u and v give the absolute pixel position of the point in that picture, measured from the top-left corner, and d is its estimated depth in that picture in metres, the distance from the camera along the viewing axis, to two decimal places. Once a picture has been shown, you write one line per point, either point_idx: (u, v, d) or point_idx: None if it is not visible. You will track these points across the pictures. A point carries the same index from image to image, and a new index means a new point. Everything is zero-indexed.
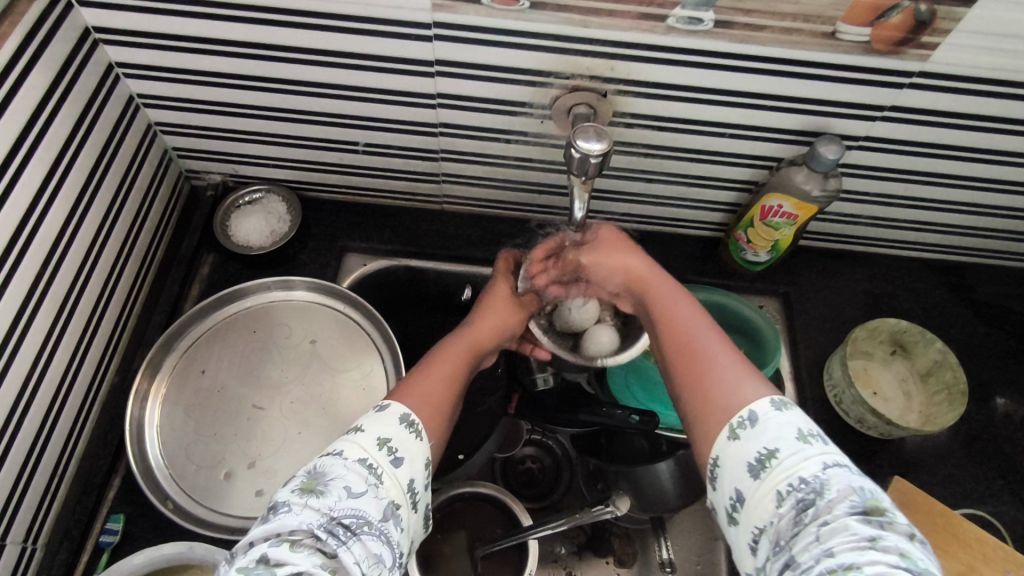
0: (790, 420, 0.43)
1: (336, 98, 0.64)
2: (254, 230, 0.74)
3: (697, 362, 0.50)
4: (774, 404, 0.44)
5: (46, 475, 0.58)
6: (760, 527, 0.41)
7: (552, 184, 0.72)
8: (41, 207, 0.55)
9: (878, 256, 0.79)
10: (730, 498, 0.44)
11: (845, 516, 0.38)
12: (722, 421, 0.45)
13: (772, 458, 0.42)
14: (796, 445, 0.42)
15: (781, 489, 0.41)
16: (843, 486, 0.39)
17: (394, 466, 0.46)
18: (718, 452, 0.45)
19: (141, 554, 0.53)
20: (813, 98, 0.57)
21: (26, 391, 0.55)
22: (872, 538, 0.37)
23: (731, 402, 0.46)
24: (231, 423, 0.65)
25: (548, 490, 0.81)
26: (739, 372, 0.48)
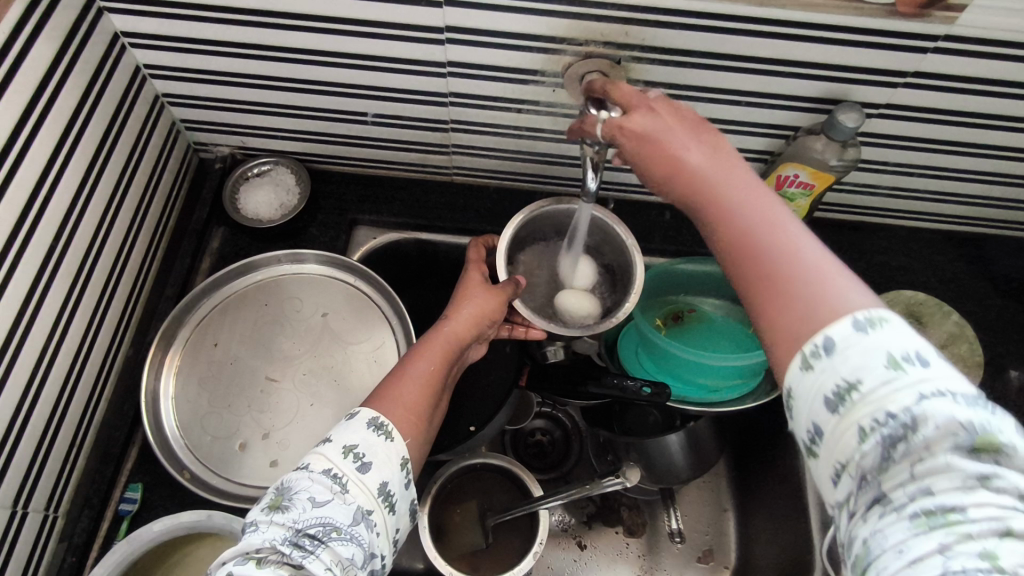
0: (874, 341, 0.34)
1: (344, 67, 0.62)
2: (264, 203, 0.74)
3: (761, 274, 0.39)
4: (856, 324, 0.35)
5: (66, 445, 0.59)
6: (840, 463, 0.35)
7: (563, 154, 0.71)
8: (51, 179, 0.54)
9: (894, 228, 0.78)
10: (806, 429, 0.37)
11: (946, 454, 0.32)
12: (795, 350, 0.37)
13: (854, 389, 0.34)
14: (884, 374, 0.33)
15: (865, 425, 0.34)
16: (945, 417, 0.32)
17: (361, 473, 0.44)
18: (791, 385, 0.37)
19: (161, 521, 0.55)
20: (833, 64, 0.56)
21: (43, 364, 0.55)
22: (981, 477, 0.31)
23: (807, 325, 0.36)
24: (244, 395, 0.65)
25: (559, 461, 0.82)
26: (824, 284, 0.36)
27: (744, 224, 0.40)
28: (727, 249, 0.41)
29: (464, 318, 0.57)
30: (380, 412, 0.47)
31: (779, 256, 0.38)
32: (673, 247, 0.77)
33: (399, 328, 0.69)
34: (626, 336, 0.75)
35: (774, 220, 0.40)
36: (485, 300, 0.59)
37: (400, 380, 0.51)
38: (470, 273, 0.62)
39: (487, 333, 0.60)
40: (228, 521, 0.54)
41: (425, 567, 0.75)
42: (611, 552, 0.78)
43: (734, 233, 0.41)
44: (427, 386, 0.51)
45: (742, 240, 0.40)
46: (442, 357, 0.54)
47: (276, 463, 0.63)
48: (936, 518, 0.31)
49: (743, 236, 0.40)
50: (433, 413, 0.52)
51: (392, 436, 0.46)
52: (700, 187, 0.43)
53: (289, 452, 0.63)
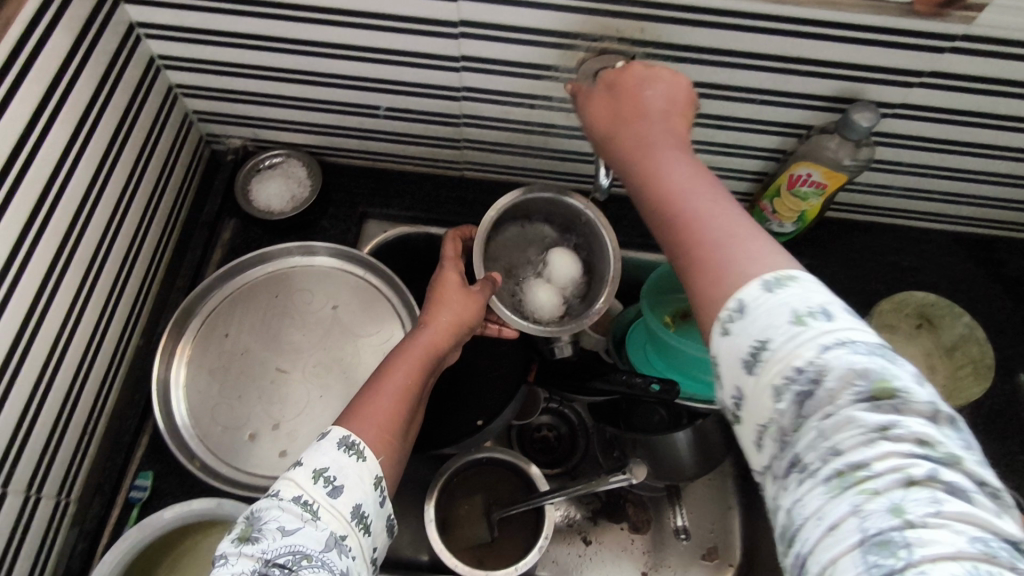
0: (783, 300, 0.34)
1: (358, 60, 0.63)
2: (275, 195, 0.74)
3: (688, 233, 0.38)
4: (766, 285, 0.34)
5: (78, 432, 0.60)
6: (761, 425, 0.34)
7: (574, 150, 0.71)
8: (67, 167, 0.55)
9: (905, 229, 0.77)
10: (732, 395, 0.36)
11: (850, 407, 0.31)
12: (713, 306, 0.36)
13: (765, 350, 0.33)
14: (790, 330, 0.33)
15: (777, 384, 0.33)
16: (843, 368, 0.31)
17: (332, 498, 0.43)
18: (714, 351, 0.36)
19: (172, 508, 0.55)
20: (849, 62, 0.55)
21: (56, 352, 0.56)
22: (882, 427, 0.30)
23: (727, 284, 0.35)
24: (254, 385, 0.66)
25: (565, 457, 0.82)
26: (747, 244, 0.36)
27: (677, 187, 0.40)
28: (659, 212, 0.40)
29: (442, 326, 0.57)
30: (351, 431, 0.47)
31: (705, 217, 0.38)
32: None
33: (409, 322, 0.69)
34: (634, 333, 0.75)
35: (707, 188, 0.40)
36: (461, 304, 0.59)
37: (372, 396, 0.51)
38: (447, 265, 0.61)
39: (466, 339, 0.60)
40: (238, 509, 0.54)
41: (431, 560, 0.76)
42: (616, 548, 0.78)
43: (665, 196, 0.40)
44: (400, 398, 0.51)
45: (670, 203, 0.40)
46: (414, 368, 0.54)
47: (285, 453, 0.63)
48: (847, 479, 0.30)
49: (676, 197, 0.40)
50: (407, 425, 0.52)
51: (364, 455, 0.46)
52: (650, 153, 0.43)
53: (298, 443, 0.63)
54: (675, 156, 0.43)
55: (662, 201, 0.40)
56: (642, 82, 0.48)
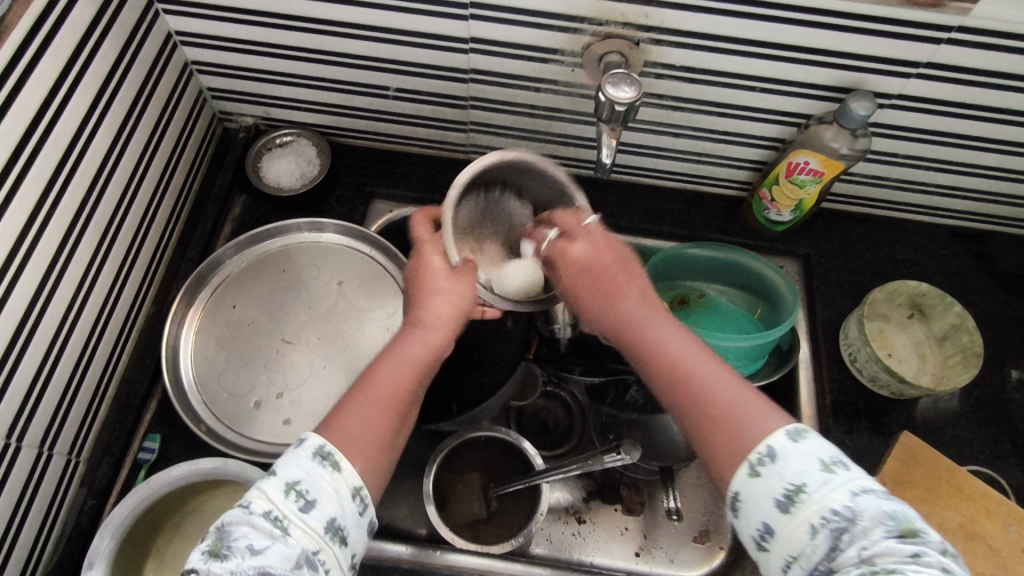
0: (809, 450, 0.42)
1: (370, 40, 0.64)
2: (285, 172, 0.76)
3: (704, 408, 0.48)
4: (790, 435, 0.43)
5: (89, 394, 0.62)
6: (792, 556, 0.41)
7: (578, 136, 0.73)
8: (85, 136, 0.57)
9: (901, 222, 0.79)
10: (757, 529, 0.43)
11: (882, 539, 0.38)
12: (741, 460, 0.44)
13: (801, 493, 0.41)
14: (822, 477, 0.41)
15: (814, 522, 0.40)
16: (875, 509, 0.39)
17: (303, 512, 0.43)
18: (739, 490, 0.44)
19: (179, 466, 0.56)
20: (847, 52, 0.57)
21: (70, 313, 0.58)
22: (914, 556, 0.38)
23: (744, 443, 0.44)
24: (260, 355, 0.68)
25: (561, 440, 0.83)
26: (754, 404, 0.46)
27: (686, 357, 0.50)
28: (670, 381, 0.50)
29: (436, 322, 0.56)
30: (329, 441, 0.47)
31: (713, 386, 0.48)
32: (683, 231, 0.79)
33: None
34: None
35: (709, 361, 0.50)
36: (453, 292, 0.56)
37: (352, 408, 0.50)
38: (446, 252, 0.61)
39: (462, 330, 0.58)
40: (244, 469, 0.56)
41: (428, 533, 0.77)
42: (610, 528, 0.80)
43: (675, 364, 0.50)
44: (385, 411, 0.51)
45: (680, 386, 0.49)
46: (403, 377, 0.52)
47: (289, 421, 0.65)
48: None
49: (682, 365, 0.50)
50: (395, 437, 0.51)
51: (340, 465, 0.46)
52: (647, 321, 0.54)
53: (302, 411, 0.65)
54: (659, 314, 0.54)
55: (671, 373, 0.50)
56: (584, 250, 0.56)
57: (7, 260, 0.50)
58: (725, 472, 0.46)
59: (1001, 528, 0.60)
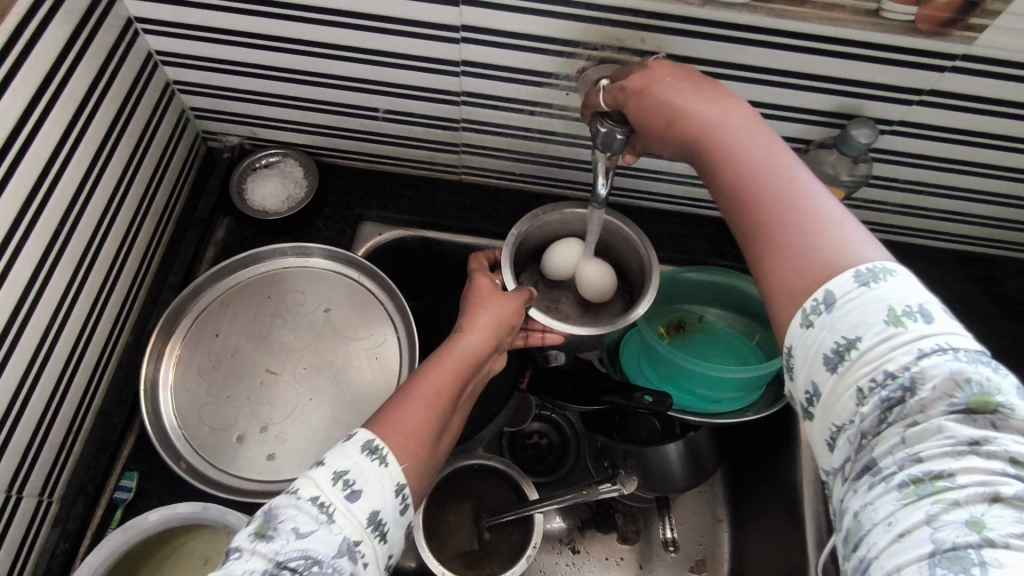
0: (880, 296, 0.36)
1: (358, 62, 0.62)
2: (270, 194, 0.74)
3: (764, 235, 0.40)
4: (858, 279, 0.36)
5: (62, 431, 0.59)
6: (838, 425, 0.37)
7: (573, 158, 0.71)
8: (58, 164, 0.54)
9: (901, 245, 0.77)
10: (806, 392, 0.39)
11: (940, 417, 0.33)
12: (797, 304, 0.38)
13: (854, 349, 0.36)
14: (884, 331, 0.35)
15: (864, 386, 0.35)
16: (945, 376, 0.33)
17: (349, 502, 0.42)
18: (792, 342, 0.38)
19: (157, 511, 0.55)
20: (849, 79, 0.55)
21: (43, 348, 0.55)
22: (973, 442, 0.33)
23: (805, 280, 0.38)
24: (244, 386, 0.65)
25: (556, 465, 0.81)
26: (823, 233, 0.38)
27: (748, 166, 0.42)
28: (732, 195, 0.43)
29: (483, 329, 0.56)
30: (378, 435, 0.46)
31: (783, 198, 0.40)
32: (679, 255, 0.77)
33: (402, 327, 0.69)
34: (627, 344, 0.74)
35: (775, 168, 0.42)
36: (505, 308, 0.58)
37: (403, 403, 0.49)
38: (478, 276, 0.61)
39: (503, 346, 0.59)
40: (223, 515, 0.54)
41: (417, 566, 0.75)
42: (604, 560, 0.78)
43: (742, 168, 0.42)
44: (433, 406, 0.50)
45: (740, 195, 0.42)
46: (453, 378, 0.52)
47: (273, 457, 0.62)
48: (926, 487, 0.32)
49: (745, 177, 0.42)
50: (439, 437, 0.50)
51: (387, 460, 0.45)
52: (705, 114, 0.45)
53: (286, 446, 0.63)
54: (739, 123, 0.44)
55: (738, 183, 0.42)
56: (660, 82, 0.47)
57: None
58: (777, 317, 0.40)
59: None
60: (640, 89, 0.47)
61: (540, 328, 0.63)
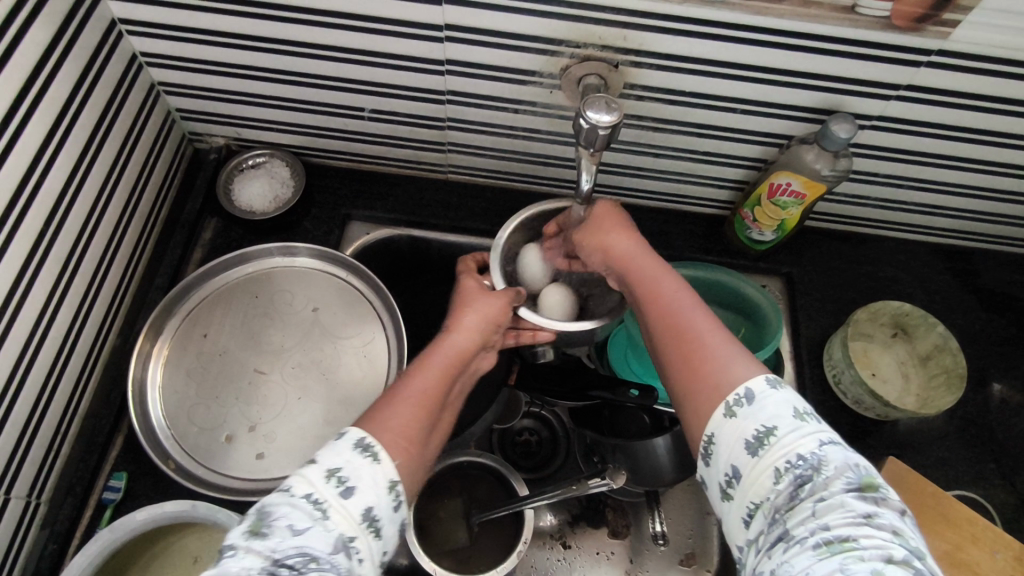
0: (786, 397, 0.42)
1: (343, 62, 0.62)
2: (257, 195, 0.74)
3: (686, 354, 0.46)
4: (768, 381, 0.42)
5: (50, 433, 0.59)
6: (756, 502, 0.40)
7: (558, 156, 0.72)
8: (43, 165, 0.54)
9: (883, 239, 0.78)
10: (725, 474, 0.42)
11: (841, 492, 0.38)
12: (718, 400, 0.43)
13: (771, 436, 0.40)
14: (793, 423, 0.40)
15: (779, 466, 0.40)
16: (841, 460, 0.39)
17: (343, 498, 0.43)
18: (714, 430, 0.43)
19: (145, 510, 0.55)
20: (828, 75, 0.56)
21: (30, 349, 0.55)
22: (867, 514, 0.37)
23: (727, 379, 0.43)
24: (232, 386, 0.65)
25: (546, 462, 0.82)
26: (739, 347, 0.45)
27: (667, 296, 0.50)
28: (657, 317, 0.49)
29: (469, 329, 0.56)
30: (368, 433, 0.46)
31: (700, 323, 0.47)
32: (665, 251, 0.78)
33: (390, 324, 0.69)
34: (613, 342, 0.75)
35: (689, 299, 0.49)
36: (492, 306, 0.58)
37: (393, 403, 0.49)
38: (467, 280, 0.62)
39: (490, 345, 0.59)
40: (212, 512, 0.54)
41: (409, 564, 0.75)
42: (596, 553, 0.78)
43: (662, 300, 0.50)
44: (423, 406, 0.50)
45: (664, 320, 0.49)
46: (443, 378, 0.52)
47: (262, 455, 0.62)
48: (836, 546, 0.36)
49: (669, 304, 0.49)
50: (429, 437, 0.50)
51: (379, 457, 0.45)
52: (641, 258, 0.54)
53: (275, 445, 0.63)
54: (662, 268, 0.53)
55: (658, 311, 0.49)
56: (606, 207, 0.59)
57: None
58: (698, 419, 0.44)
59: (989, 557, 0.60)
60: (587, 232, 0.58)
61: (530, 328, 0.63)
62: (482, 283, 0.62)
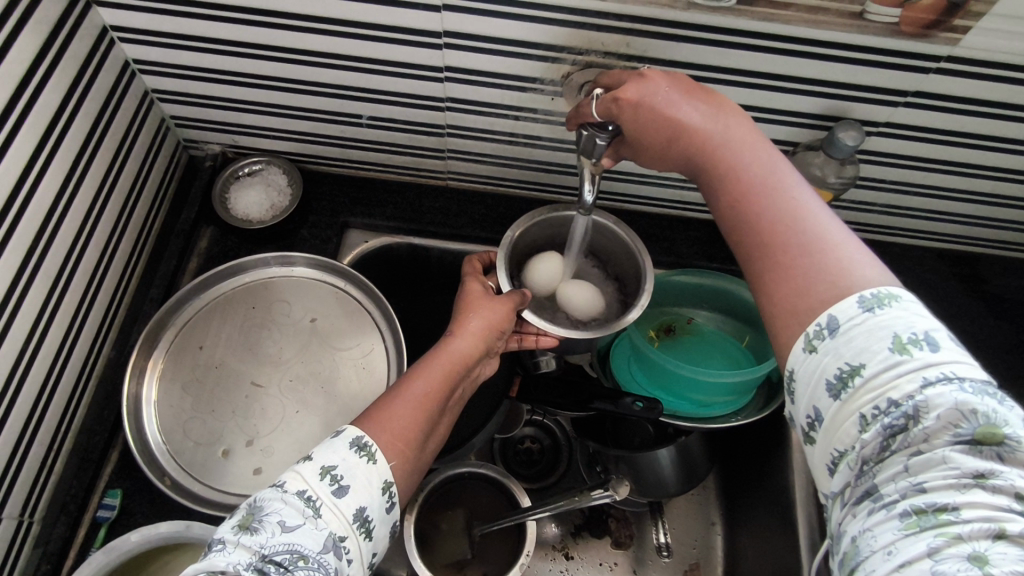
0: (882, 323, 0.36)
1: (340, 69, 0.61)
2: (254, 203, 0.73)
3: (770, 270, 0.41)
4: (861, 305, 0.37)
5: (42, 450, 0.58)
6: (841, 450, 0.37)
7: (559, 162, 0.70)
8: (33, 177, 0.53)
9: (888, 245, 0.78)
10: (808, 416, 0.39)
11: (944, 448, 0.33)
12: (799, 330, 0.39)
13: (857, 375, 0.36)
14: (888, 360, 0.35)
15: (866, 413, 0.36)
16: (949, 406, 0.33)
17: (336, 497, 0.42)
18: (794, 365, 0.39)
19: (139, 530, 0.54)
20: (835, 81, 0.55)
21: (20, 366, 0.54)
22: (978, 474, 0.32)
23: (807, 303, 0.39)
24: (229, 400, 0.64)
25: (548, 471, 0.81)
26: (827, 262, 0.39)
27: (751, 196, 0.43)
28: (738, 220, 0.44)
29: (473, 333, 0.55)
30: (364, 431, 0.46)
31: (790, 225, 0.41)
32: (669, 258, 0.76)
33: (390, 335, 0.68)
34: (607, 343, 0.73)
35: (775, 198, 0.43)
36: (494, 312, 0.57)
37: (392, 399, 0.49)
38: (470, 280, 0.61)
39: (494, 348, 0.58)
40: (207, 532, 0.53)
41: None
42: (599, 564, 0.77)
43: (751, 192, 0.44)
44: (423, 407, 0.49)
45: (747, 217, 0.43)
46: (444, 381, 0.51)
47: (260, 471, 0.61)
48: (929, 518, 0.32)
49: (758, 204, 0.43)
50: (427, 439, 0.49)
51: (375, 457, 0.45)
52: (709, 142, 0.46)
53: (273, 460, 0.62)
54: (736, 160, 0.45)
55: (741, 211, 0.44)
56: (658, 93, 0.46)
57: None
58: (780, 337, 0.41)
59: None
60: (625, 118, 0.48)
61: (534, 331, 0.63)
62: (486, 286, 0.60)
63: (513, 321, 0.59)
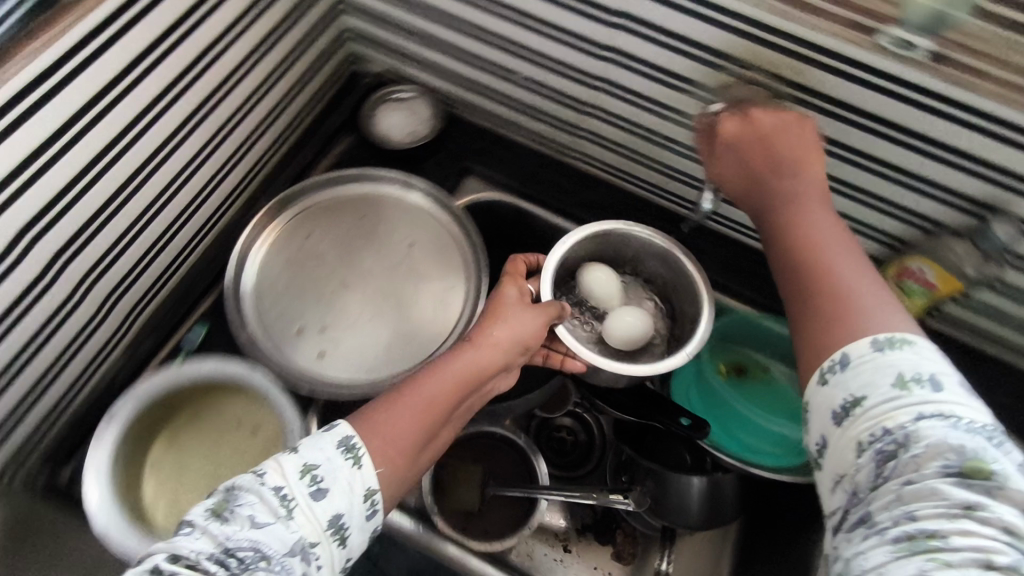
0: (888, 361, 0.38)
1: (513, 23, 0.65)
2: (396, 126, 0.79)
3: (819, 302, 0.43)
4: (875, 345, 0.39)
5: (156, 274, 0.66)
6: (840, 474, 0.39)
7: (687, 173, 0.71)
8: (228, 41, 0.60)
9: (1005, 364, 0.72)
10: (815, 443, 0.41)
11: (934, 478, 0.35)
12: (816, 364, 0.41)
13: (858, 405, 0.38)
14: (891, 393, 0.37)
15: (862, 439, 0.37)
16: (936, 439, 0.35)
17: (312, 500, 0.43)
18: (809, 397, 0.41)
19: (207, 360, 0.60)
20: (1004, 167, 0.52)
21: (163, 196, 0.61)
22: (968, 506, 0.34)
23: (831, 340, 0.41)
24: (318, 287, 0.70)
25: (578, 464, 0.81)
26: (862, 301, 0.41)
27: (817, 238, 0.45)
28: (791, 254, 0.46)
29: (493, 344, 0.55)
30: (356, 433, 0.47)
31: (836, 272, 0.43)
32: (763, 299, 0.75)
33: (474, 280, 0.71)
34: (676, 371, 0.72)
35: (837, 246, 0.45)
36: (521, 328, 0.57)
37: (390, 407, 0.50)
38: (506, 286, 0.60)
39: (514, 363, 0.58)
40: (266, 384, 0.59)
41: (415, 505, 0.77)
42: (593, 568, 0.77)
43: (812, 235, 0.46)
44: (418, 421, 0.51)
45: (802, 256, 0.45)
46: (448, 397, 0.52)
47: (323, 355, 0.66)
48: (919, 544, 0.33)
49: (815, 246, 0.45)
50: (422, 449, 0.51)
51: (361, 461, 0.46)
52: (793, 186, 0.49)
53: (338, 350, 0.67)
54: (812, 208, 0.48)
55: (802, 246, 0.46)
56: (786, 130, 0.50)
57: (116, 138, 0.53)
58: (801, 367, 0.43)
59: None
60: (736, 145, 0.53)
61: (562, 351, 0.63)
62: (522, 293, 0.60)
63: (540, 340, 0.59)
